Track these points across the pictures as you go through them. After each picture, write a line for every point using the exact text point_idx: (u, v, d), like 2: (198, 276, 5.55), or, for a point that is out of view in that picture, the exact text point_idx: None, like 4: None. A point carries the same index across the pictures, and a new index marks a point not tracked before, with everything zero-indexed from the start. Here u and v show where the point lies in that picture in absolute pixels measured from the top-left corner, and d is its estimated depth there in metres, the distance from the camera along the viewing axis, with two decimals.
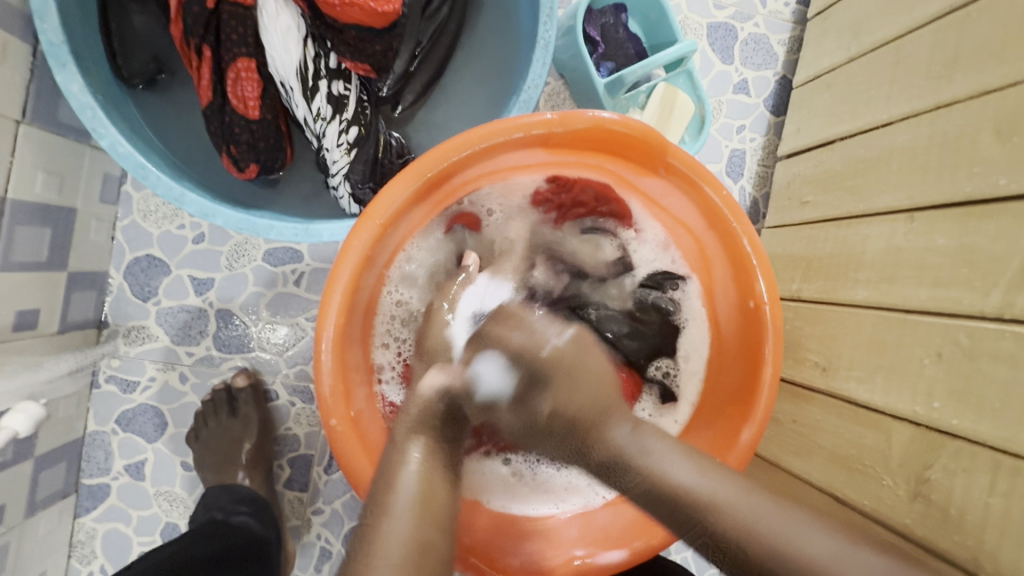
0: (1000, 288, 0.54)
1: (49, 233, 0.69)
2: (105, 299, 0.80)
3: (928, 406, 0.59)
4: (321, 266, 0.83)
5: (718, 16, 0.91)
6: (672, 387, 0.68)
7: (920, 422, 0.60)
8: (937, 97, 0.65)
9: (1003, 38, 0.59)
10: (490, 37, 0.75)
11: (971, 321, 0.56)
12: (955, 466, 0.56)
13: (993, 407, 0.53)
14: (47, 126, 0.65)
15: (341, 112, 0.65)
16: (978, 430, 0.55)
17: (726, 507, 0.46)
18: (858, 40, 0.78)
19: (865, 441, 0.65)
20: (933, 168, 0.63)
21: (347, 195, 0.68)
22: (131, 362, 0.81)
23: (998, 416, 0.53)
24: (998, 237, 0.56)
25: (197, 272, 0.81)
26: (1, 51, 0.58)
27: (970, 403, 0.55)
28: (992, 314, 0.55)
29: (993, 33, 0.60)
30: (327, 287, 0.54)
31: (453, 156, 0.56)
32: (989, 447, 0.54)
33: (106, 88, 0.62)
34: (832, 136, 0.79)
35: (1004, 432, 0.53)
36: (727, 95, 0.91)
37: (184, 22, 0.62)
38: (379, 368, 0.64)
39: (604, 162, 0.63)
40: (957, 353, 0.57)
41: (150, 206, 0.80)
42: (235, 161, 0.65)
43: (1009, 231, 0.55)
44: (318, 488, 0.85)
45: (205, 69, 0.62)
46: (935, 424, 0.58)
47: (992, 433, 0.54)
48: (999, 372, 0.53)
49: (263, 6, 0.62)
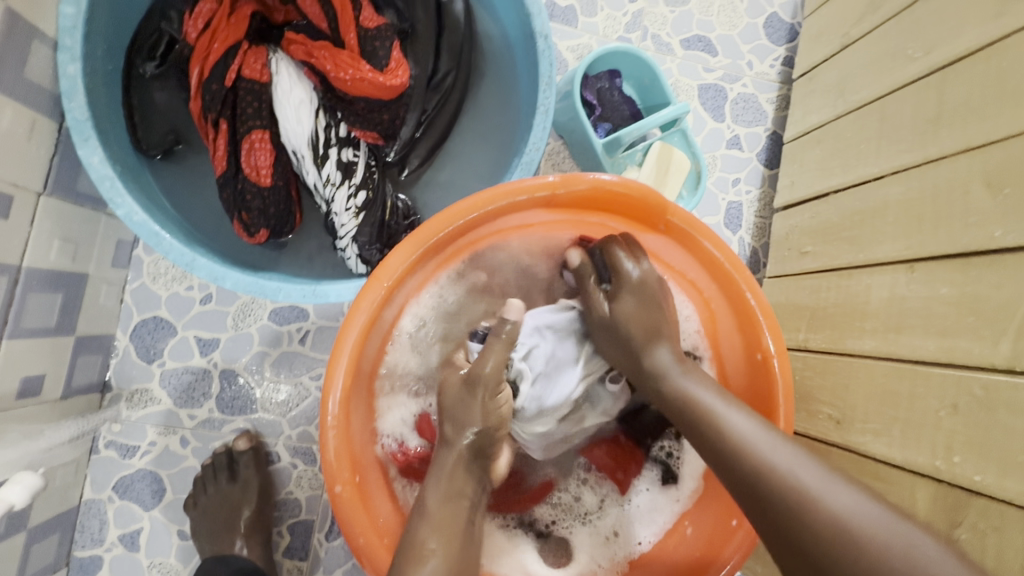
0: (1009, 338, 0.54)
1: (60, 299, 0.69)
2: (110, 362, 0.80)
3: (948, 460, 0.58)
4: (326, 324, 0.83)
5: (708, 78, 0.95)
6: (675, 466, 0.67)
7: (942, 477, 0.58)
8: (925, 152, 0.67)
9: (980, 97, 0.62)
10: (490, 103, 0.79)
11: (982, 372, 0.56)
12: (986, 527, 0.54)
13: (1018, 460, 0.52)
14: (65, 196, 0.68)
15: (350, 177, 0.67)
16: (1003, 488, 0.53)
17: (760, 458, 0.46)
18: (843, 99, 0.82)
19: (888, 499, 0.63)
20: (927, 220, 0.65)
21: (354, 256, 0.69)
22: (132, 427, 0.80)
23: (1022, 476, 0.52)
24: (999, 287, 0.56)
25: (203, 333, 0.82)
26: (29, 129, 0.61)
27: (992, 455, 0.54)
28: (1003, 364, 0.54)
29: (971, 92, 0.64)
30: (334, 349, 0.53)
31: (459, 219, 0.57)
32: (1018, 506, 0.52)
33: (125, 158, 0.65)
34: (826, 189, 0.81)
35: None
36: (721, 150, 0.95)
37: (203, 98, 0.65)
38: (382, 413, 0.64)
39: (606, 220, 0.64)
40: (973, 405, 0.56)
41: (160, 269, 0.81)
42: (246, 227, 0.67)
43: (1011, 281, 0.55)
44: (318, 556, 0.82)
45: (221, 141, 0.65)
46: (960, 480, 0.56)
47: (1018, 490, 0.52)
48: (1018, 425, 0.52)
49: (278, 82, 0.66)
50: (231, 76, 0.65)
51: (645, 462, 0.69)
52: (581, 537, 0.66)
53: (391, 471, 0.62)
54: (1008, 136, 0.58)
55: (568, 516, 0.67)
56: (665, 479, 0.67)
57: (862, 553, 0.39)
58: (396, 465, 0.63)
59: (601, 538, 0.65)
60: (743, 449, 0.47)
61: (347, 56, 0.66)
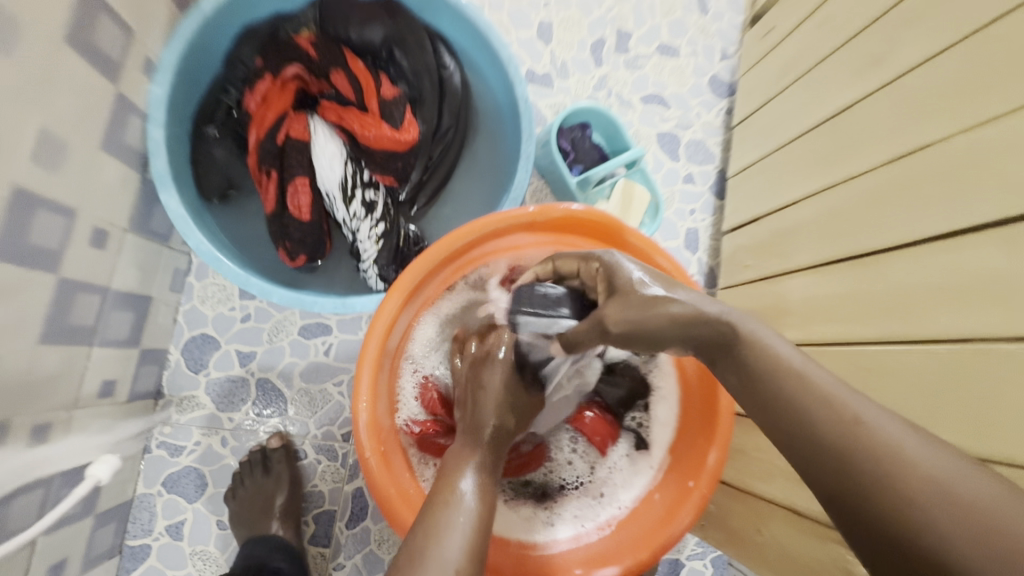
0: (874, 315, 0.68)
1: (132, 317, 0.82)
2: (164, 373, 0.93)
3: None
4: (347, 338, 0.98)
5: (663, 126, 1.14)
6: (645, 436, 0.84)
7: None
8: (819, 178, 0.84)
9: (849, 135, 0.79)
10: (484, 152, 0.97)
11: (860, 344, 0.69)
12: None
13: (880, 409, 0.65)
14: (141, 234, 0.80)
15: (372, 212, 0.83)
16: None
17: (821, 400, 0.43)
18: (769, 141, 1.00)
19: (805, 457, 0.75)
20: (825, 232, 0.81)
21: (375, 275, 0.84)
22: (180, 429, 0.93)
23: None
24: (870, 277, 0.71)
25: (243, 347, 0.96)
26: (121, 183, 0.74)
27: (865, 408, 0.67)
28: (871, 335, 0.68)
29: (844, 132, 0.81)
30: (365, 341, 0.70)
31: (458, 241, 0.74)
32: None
33: (193, 201, 0.81)
34: (759, 214, 0.99)
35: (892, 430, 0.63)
36: (678, 186, 1.13)
37: (257, 154, 0.82)
38: (401, 396, 0.78)
39: (580, 242, 0.80)
40: (854, 371, 0.69)
41: (207, 293, 0.96)
42: (288, 253, 0.83)
43: (876, 273, 0.70)
44: (339, 543, 0.94)
45: (270, 186, 0.82)
46: None
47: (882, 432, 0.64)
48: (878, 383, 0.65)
49: (315, 139, 0.83)
50: (281, 136, 0.83)
51: (621, 435, 0.86)
52: (572, 500, 0.82)
53: (409, 445, 0.76)
54: (869, 165, 0.75)
55: (561, 482, 0.84)
56: (638, 448, 0.84)
57: (947, 509, 0.36)
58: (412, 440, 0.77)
59: (590, 501, 0.82)
60: (789, 376, 0.45)
61: (371, 119, 0.84)
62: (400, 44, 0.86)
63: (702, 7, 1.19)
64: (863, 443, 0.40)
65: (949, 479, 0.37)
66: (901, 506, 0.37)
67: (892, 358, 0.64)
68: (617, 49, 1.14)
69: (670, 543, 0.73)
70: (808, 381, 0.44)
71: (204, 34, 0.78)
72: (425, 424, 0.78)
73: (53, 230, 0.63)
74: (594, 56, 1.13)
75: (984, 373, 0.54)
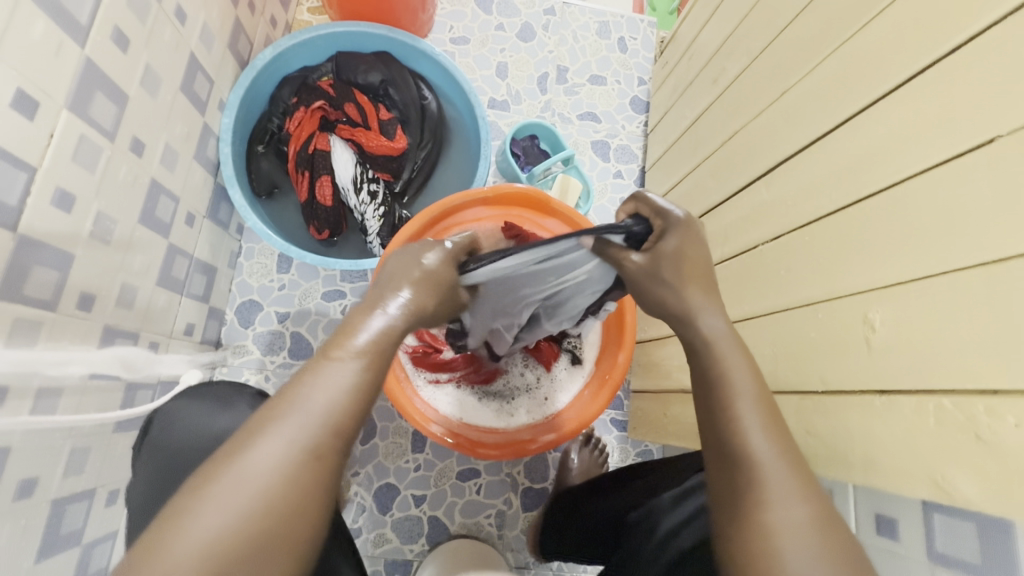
0: (716, 245, 0.99)
1: (206, 279, 1.15)
2: (222, 328, 1.25)
3: None
4: (359, 300, 1.30)
5: (596, 136, 1.49)
6: (579, 353, 1.11)
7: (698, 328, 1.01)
8: (691, 161, 1.17)
9: (704, 128, 1.12)
10: (457, 156, 1.31)
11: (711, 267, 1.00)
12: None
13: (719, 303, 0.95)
14: (213, 220, 1.14)
15: (376, 199, 1.16)
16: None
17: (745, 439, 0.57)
18: (666, 140, 1.34)
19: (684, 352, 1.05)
20: (693, 198, 1.13)
21: (378, 243, 1.17)
22: (235, 369, 1.24)
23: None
24: (713, 221, 1.02)
25: (280, 308, 1.28)
26: (204, 181, 1.08)
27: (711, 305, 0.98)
28: (715, 259, 0.99)
29: (701, 126, 1.14)
30: (373, 278, 1.03)
31: (434, 211, 1.08)
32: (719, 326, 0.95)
33: (250, 195, 1.16)
34: (662, 193, 1.31)
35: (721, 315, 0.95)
36: (609, 180, 1.47)
37: (295, 161, 1.17)
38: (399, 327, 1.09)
39: (523, 212, 1.14)
40: None
41: (253, 269, 1.29)
42: (317, 230, 1.18)
43: (716, 218, 1.02)
44: (356, 456, 1.23)
45: (304, 183, 1.17)
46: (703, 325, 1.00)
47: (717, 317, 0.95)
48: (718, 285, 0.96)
49: (335, 149, 1.16)
50: (311, 148, 1.17)
51: (561, 353, 1.12)
52: (525, 400, 1.10)
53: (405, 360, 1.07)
54: (713, 147, 1.07)
55: (516, 389, 1.11)
56: (574, 362, 1.11)
57: (771, 528, 0.52)
58: (408, 356, 1.08)
59: (539, 400, 1.10)
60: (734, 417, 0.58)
61: (373, 134, 1.19)
62: (394, 84, 1.21)
63: (622, 47, 1.56)
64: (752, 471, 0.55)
65: (785, 520, 0.52)
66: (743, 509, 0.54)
67: (722, 271, 0.96)
68: (558, 80, 1.50)
69: (592, 420, 1.04)
70: (738, 408, 0.59)
71: (257, 84, 1.16)
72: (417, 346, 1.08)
73: (166, 210, 0.97)
74: (540, 86, 1.49)
75: (761, 264, 0.85)
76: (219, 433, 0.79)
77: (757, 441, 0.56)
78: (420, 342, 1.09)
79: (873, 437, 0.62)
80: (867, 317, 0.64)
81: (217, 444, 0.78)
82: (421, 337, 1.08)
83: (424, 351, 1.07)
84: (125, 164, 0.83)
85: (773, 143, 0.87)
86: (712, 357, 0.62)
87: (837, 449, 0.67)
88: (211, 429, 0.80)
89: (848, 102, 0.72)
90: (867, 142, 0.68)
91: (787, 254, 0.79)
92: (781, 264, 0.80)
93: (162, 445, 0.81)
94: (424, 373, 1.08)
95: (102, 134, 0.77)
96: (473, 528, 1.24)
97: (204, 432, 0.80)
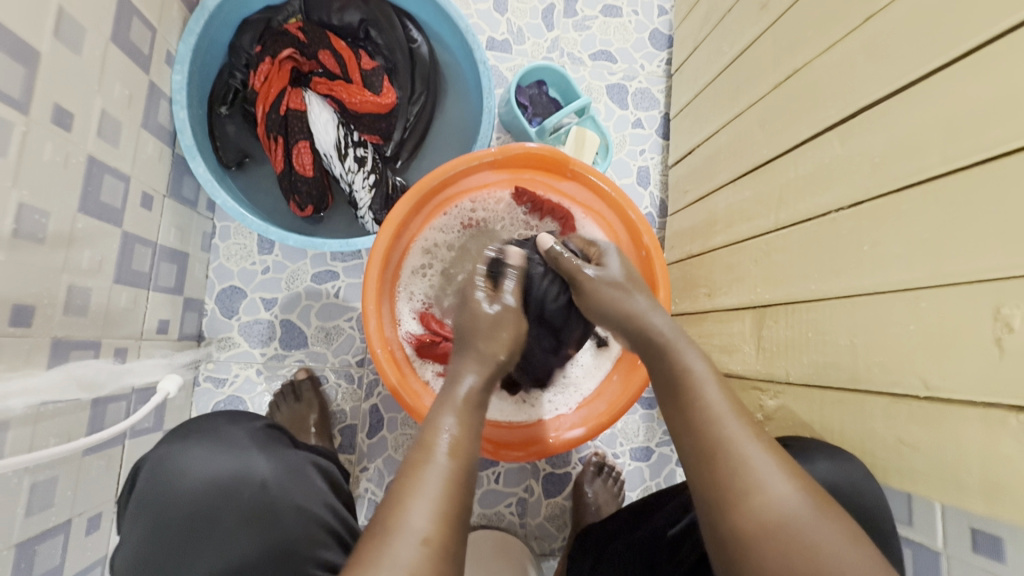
0: (768, 210, 0.85)
1: (176, 268, 1.00)
2: (203, 319, 1.12)
3: (752, 292, 0.87)
4: (353, 281, 1.16)
5: (612, 79, 1.29)
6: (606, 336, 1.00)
7: (747, 306, 0.88)
8: (731, 110, 1.00)
9: (749, 69, 0.95)
10: (454, 110, 1.13)
11: (761, 236, 0.86)
12: (773, 324, 0.82)
13: (775, 279, 0.82)
14: (176, 200, 0.98)
15: (364, 166, 0.99)
16: (776, 302, 0.81)
17: (711, 424, 0.58)
18: (697, 83, 1.15)
19: (729, 331, 0.93)
20: (735, 154, 0.97)
21: (370, 219, 1.01)
22: (222, 364, 1.12)
23: (778, 295, 0.81)
24: (763, 180, 0.87)
25: (266, 294, 1.14)
26: (158, 156, 0.91)
27: (763, 281, 0.84)
28: (767, 226, 0.84)
29: (745, 68, 0.96)
30: (368, 263, 0.87)
31: (435, 179, 0.91)
32: (770, 304, 0.83)
33: (216, 168, 0.99)
34: (693, 145, 1.14)
35: (777, 294, 0.81)
36: (628, 130, 1.29)
37: (266, 124, 0.99)
38: (401, 316, 0.98)
39: (538, 175, 0.99)
40: (758, 255, 0.86)
41: (232, 251, 1.14)
42: (299, 205, 1.02)
43: (765, 176, 0.86)
44: (363, 450, 1.13)
45: (280, 151, 0.99)
46: (754, 302, 0.86)
47: (771, 296, 0.82)
48: (775, 258, 0.82)
49: (311, 108, 0.98)
50: (284, 108, 0.98)
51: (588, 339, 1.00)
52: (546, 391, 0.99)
53: (409, 351, 0.96)
54: (762, 93, 0.90)
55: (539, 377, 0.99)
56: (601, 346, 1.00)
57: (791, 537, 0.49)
58: (413, 348, 0.97)
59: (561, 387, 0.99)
60: (708, 422, 0.58)
61: (356, 88, 1.00)
62: (375, 25, 1.03)
63: None
64: (732, 452, 0.55)
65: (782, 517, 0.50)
66: (753, 523, 0.51)
67: (776, 242, 0.82)
68: (566, 13, 1.29)
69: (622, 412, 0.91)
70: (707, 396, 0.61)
71: (210, 33, 0.96)
72: (423, 335, 0.97)
73: (114, 193, 0.80)
74: (545, 21, 1.28)
75: (834, 235, 0.71)
76: (215, 477, 0.68)
77: (704, 393, 0.61)
78: (426, 332, 0.98)
79: (1002, 457, 0.51)
80: (999, 313, 0.52)
81: (215, 487, 0.67)
82: (427, 327, 0.98)
83: (431, 340, 0.97)
84: (50, 141, 0.67)
85: (851, 84, 0.70)
86: (681, 367, 0.65)
87: (946, 465, 0.56)
88: (201, 472, 0.68)
89: (969, 28, 0.56)
90: (1000, 84, 0.53)
91: (874, 226, 0.65)
92: (861, 237, 0.67)
93: (147, 498, 0.67)
94: (429, 364, 0.97)
95: (9, 105, 0.60)
96: (494, 518, 1.17)
97: (197, 475, 0.68)
